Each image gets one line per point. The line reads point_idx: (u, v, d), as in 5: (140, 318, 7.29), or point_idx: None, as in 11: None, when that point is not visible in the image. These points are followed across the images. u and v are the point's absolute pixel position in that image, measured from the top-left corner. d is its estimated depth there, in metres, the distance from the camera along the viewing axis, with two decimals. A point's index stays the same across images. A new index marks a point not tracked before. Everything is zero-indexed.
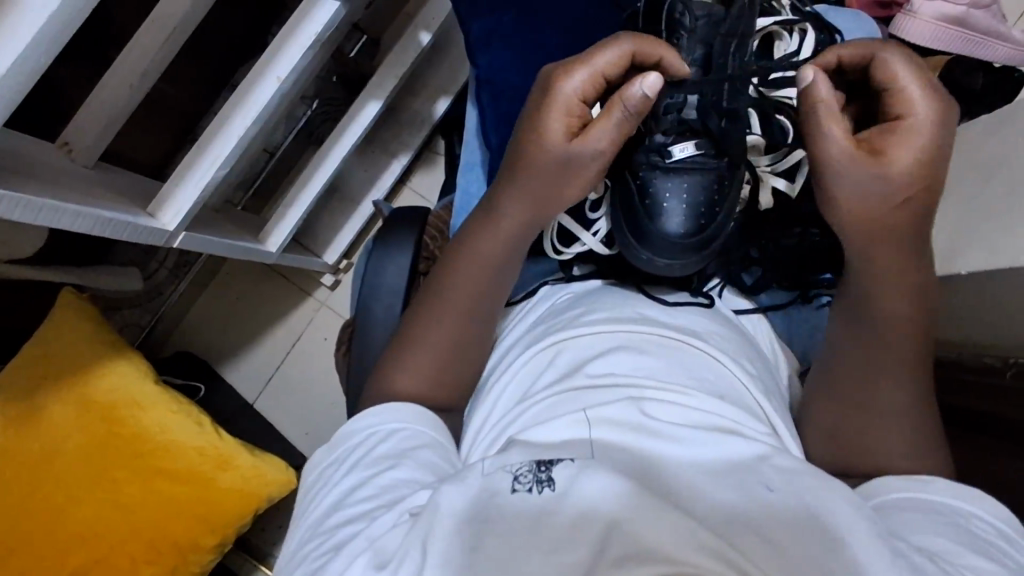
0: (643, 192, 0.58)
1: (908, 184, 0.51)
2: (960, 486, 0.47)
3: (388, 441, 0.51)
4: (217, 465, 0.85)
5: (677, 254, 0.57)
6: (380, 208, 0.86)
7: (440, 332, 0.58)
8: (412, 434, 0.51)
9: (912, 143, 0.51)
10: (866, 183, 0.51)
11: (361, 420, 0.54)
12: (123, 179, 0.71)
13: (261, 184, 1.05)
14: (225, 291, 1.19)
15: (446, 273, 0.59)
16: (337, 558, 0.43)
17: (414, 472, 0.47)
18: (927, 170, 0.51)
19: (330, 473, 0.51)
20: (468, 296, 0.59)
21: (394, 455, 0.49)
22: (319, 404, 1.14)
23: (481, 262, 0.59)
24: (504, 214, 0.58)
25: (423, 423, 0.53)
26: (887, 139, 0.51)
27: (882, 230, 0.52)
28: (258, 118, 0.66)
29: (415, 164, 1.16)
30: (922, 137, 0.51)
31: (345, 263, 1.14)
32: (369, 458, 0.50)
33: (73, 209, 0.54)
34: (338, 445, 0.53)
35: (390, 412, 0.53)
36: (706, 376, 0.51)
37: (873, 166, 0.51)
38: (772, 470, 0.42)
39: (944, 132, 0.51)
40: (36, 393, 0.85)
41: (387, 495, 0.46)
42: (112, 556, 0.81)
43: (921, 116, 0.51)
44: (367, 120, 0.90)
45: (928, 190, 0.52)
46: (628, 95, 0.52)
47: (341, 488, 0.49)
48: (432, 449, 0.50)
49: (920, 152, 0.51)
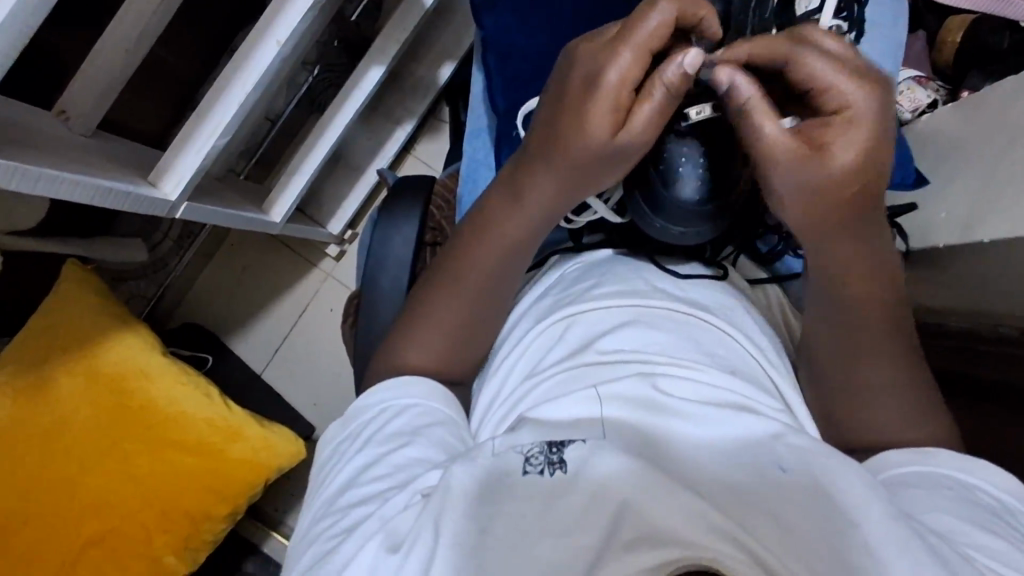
0: (656, 157, 0.54)
1: (847, 184, 0.46)
2: (962, 456, 0.46)
3: (398, 420, 0.50)
4: (226, 436, 0.85)
5: (690, 222, 0.55)
6: (384, 177, 0.84)
7: (453, 303, 0.57)
8: (422, 411, 0.51)
9: (854, 139, 0.45)
10: (805, 182, 0.46)
11: (372, 397, 0.53)
12: (123, 149, 0.70)
13: (264, 153, 1.03)
14: (231, 261, 1.18)
15: (458, 251, 0.58)
16: (349, 539, 0.43)
17: (426, 451, 0.47)
18: (872, 165, 0.46)
19: (341, 451, 0.51)
20: (481, 274, 0.57)
21: (404, 433, 0.49)
22: (327, 374, 1.15)
23: (491, 238, 0.57)
24: (517, 186, 0.56)
25: (434, 401, 0.52)
26: (828, 134, 0.46)
27: (834, 223, 0.48)
28: (257, 83, 0.64)
29: (420, 131, 1.14)
30: (865, 131, 0.45)
31: (350, 234, 1.13)
32: (381, 436, 0.49)
33: (71, 179, 0.52)
34: (347, 423, 0.53)
35: (402, 387, 0.53)
36: (718, 351, 0.50)
37: (812, 168, 0.45)
38: (786, 448, 0.41)
39: (885, 122, 0.46)
40: (45, 364, 0.85)
41: (401, 475, 0.45)
42: (126, 527, 0.82)
43: (860, 108, 0.45)
44: (371, 86, 0.87)
45: (872, 186, 0.47)
46: (677, 76, 0.46)
47: (351, 466, 0.49)
48: (445, 428, 0.50)
49: (862, 148, 0.45)
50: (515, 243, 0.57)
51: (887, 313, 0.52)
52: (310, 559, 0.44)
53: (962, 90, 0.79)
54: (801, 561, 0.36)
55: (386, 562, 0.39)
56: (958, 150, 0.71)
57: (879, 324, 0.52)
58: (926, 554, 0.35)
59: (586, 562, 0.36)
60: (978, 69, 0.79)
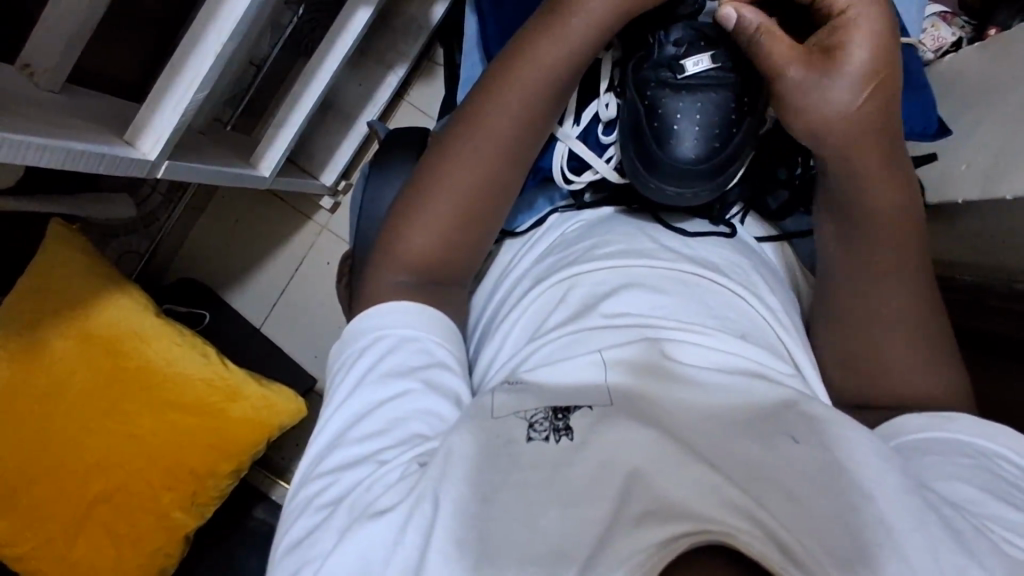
0: (651, 113, 0.52)
1: (863, 81, 0.47)
2: (986, 423, 0.45)
3: (394, 354, 0.48)
4: (226, 396, 0.85)
5: (688, 183, 0.51)
6: (376, 128, 0.79)
7: (440, 198, 0.53)
8: (420, 347, 0.49)
9: (861, 36, 0.47)
10: (820, 91, 0.48)
11: (364, 322, 0.50)
12: (97, 103, 0.66)
13: (252, 101, 0.97)
14: (221, 215, 1.15)
15: (450, 136, 0.54)
16: (336, 512, 0.41)
17: (421, 402, 0.45)
18: (887, 58, 0.48)
19: (337, 380, 0.49)
20: (475, 161, 0.53)
21: (398, 372, 0.46)
22: (326, 328, 1.13)
23: (494, 106, 0.53)
24: (525, 61, 0.52)
25: (433, 331, 0.50)
26: (837, 42, 0.48)
27: (850, 132, 0.48)
28: (235, 33, 0.59)
29: (414, 75, 1.08)
30: (872, 27, 0.47)
31: (344, 184, 1.09)
32: (372, 375, 0.47)
33: (38, 143, 0.50)
34: (342, 347, 0.51)
35: (392, 312, 0.50)
36: (728, 315, 0.48)
37: (822, 67, 0.48)
38: (799, 418, 0.40)
39: (890, 22, 0.48)
40: (40, 328, 0.85)
41: (396, 430, 0.44)
42: (132, 484, 0.83)
43: (863, 7, 0.48)
44: (359, 29, 0.81)
45: (891, 82, 0.48)
46: None
47: (338, 416, 0.46)
48: (445, 369, 0.48)
49: (872, 42, 0.47)
50: (515, 130, 0.53)
51: (898, 256, 0.51)
52: (299, 531, 0.42)
53: (989, 29, 0.74)
54: (817, 541, 0.34)
55: (377, 525, 0.39)
56: (986, 93, 0.66)
57: (895, 273, 0.50)
58: (937, 533, 0.34)
59: (597, 536, 0.35)
60: (1007, 5, 0.73)
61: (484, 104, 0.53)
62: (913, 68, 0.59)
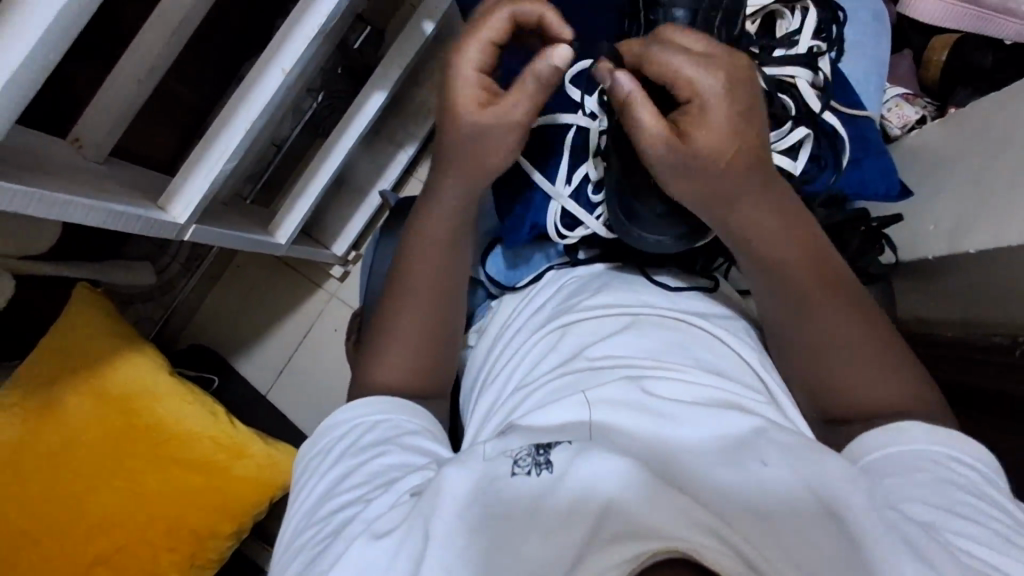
0: (629, 169, 0.56)
1: (711, 163, 0.50)
2: (936, 429, 0.46)
3: (372, 431, 0.51)
4: (231, 454, 0.86)
5: (668, 230, 0.57)
6: (387, 197, 0.85)
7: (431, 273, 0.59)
8: (390, 424, 0.52)
9: (710, 123, 0.49)
10: (671, 170, 0.51)
11: (345, 413, 0.54)
12: (134, 173, 0.72)
13: (270, 177, 1.05)
14: (237, 283, 1.20)
15: (436, 226, 0.60)
16: (336, 540, 0.43)
17: (404, 456, 0.48)
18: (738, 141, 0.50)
19: (312, 466, 0.52)
20: (439, 249, 0.60)
21: (379, 442, 0.50)
22: (332, 393, 1.15)
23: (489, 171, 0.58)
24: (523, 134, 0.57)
25: (404, 410, 0.53)
26: (688, 124, 0.50)
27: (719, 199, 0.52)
28: (263, 112, 0.66)
29: (422, 153, 1.17)
30: (721, 116, 0.49)
31: (354, 254, 1.15)
32: (357, 447, 0.50)
33: (84, 204, 0.55)
34: (317, 441, 0.54)
35: (366, 408, 0.53)
36: (706, 357, 0.51)
37: (676, 149, 0.50)
38: (769, 444, 0.42)
39: (740, 108, 0.49)
40: (56, 385, 0.87)
41: (377, 479, 0.46)
42: (133, 544, 0.83)
43: (713, 96, 0.49)
44: (373, 111, 0.89)
45: (747, 160, 0.51)
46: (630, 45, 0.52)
47: (328, 479, 0.49)
48: (417, 433, 0.51)
49: (719, 130, 0.49)
50: None
51: (847, 292, 0.53)
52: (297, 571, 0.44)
53: (949, 107, 0.81)
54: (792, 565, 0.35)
55: (374, 548, 0.40)
56: (948, 161, 0.71)
57: (856, 310, 0.53)
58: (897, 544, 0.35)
59: (571, 555, 0.36)
60: (964, 86, 0.80)
61: (447, 193, 0.60)
62: (875, 137, 0.65)
